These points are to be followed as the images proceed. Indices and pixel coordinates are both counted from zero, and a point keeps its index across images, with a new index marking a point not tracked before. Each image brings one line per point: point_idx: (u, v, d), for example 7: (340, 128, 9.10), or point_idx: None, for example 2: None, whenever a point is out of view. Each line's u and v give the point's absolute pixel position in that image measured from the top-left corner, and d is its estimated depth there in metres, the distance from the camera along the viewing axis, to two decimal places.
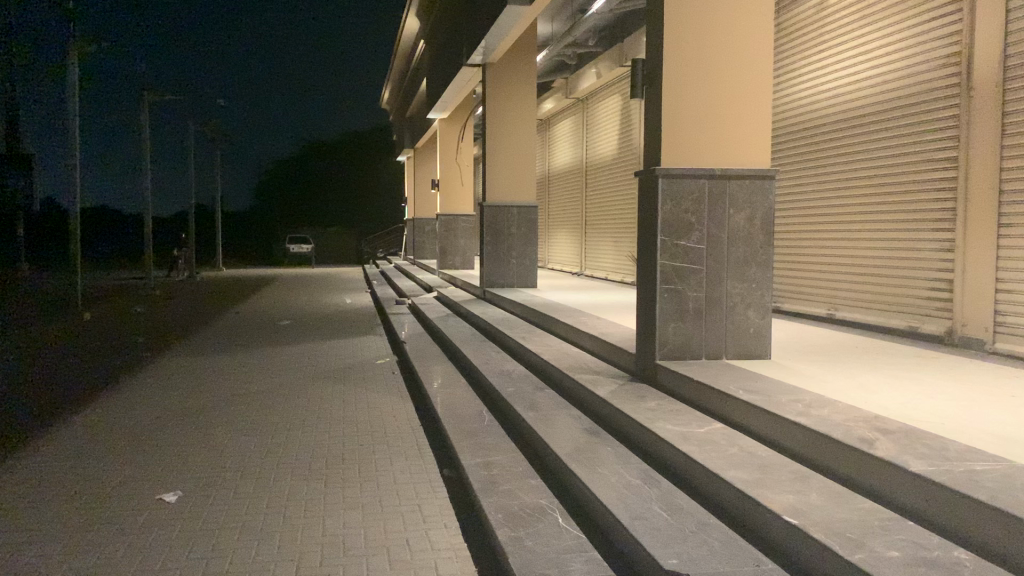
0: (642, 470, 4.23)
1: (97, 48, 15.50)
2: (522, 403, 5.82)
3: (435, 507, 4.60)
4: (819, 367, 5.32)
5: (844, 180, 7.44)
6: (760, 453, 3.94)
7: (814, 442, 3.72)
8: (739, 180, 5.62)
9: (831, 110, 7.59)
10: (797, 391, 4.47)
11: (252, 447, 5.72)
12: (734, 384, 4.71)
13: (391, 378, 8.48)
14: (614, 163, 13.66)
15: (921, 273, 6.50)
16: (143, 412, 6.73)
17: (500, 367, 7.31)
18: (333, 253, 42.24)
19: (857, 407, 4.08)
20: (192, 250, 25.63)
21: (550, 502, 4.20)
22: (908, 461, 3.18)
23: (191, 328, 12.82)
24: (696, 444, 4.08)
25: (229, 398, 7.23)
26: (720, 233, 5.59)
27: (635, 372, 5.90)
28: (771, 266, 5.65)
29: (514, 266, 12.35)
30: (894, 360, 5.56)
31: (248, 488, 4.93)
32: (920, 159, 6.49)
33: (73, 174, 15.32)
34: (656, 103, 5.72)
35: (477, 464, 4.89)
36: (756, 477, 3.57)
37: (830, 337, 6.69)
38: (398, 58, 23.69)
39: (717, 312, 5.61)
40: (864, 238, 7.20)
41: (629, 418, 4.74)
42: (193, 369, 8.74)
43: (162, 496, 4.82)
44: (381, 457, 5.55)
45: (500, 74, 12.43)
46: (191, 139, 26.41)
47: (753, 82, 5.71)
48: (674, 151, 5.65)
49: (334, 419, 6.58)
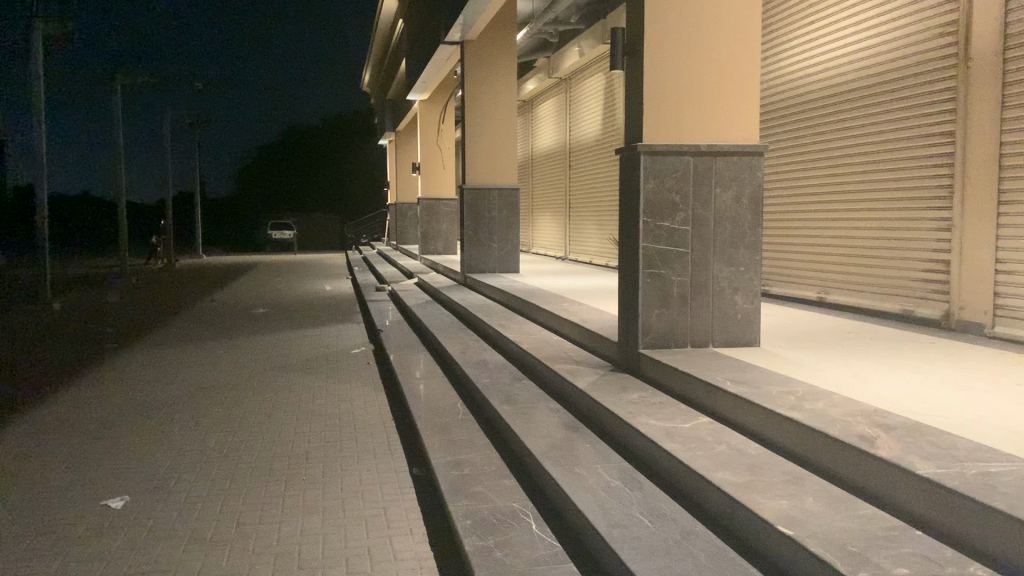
0: (623, 469, 3.92)
1: (61, 27, 14.90)
2: (497, 396, 5.49)
3: (401, 511, 4.28)
4: (812, 355, 5.01)
5: (835, 159, 7.12)
6: (750, 450, 3.63)
7: (808, 440, 3.42)
8: (726, 156, 5.26)
9: (821, 84, 7.27)
10: (789, 382, 4.17)
11: (210, 446, 5.38)
12: (722, 374, 4.40)
13: (366, 369, 8.14)
14: (598, 144, 13.29)
15: (917, 254, 6.21)
16: (96, 410, 6.33)
17: (477, 357, 6.97)
18: (316, 239, 41.72)
19: (853, 400, 3.78)
20: (169, 238, 25.06)
21: (523, 506, 3.88)
22: (915, 463, 2.88)
23: (162, 318, 12.37)
24: (680, 441, 3.77)
25: (190, 394, 6.85)
26: (706, 212, 5.26)
27: (617, 362, 5.57)
28: (760, 248, 5.32)
29: (497, 251, 11.90)
30: (891, 347, 5.26)
31: (202, 491, 4.60)
32: (915, 134, 6.18)
33: (41, 161, 14.80)
34: (637, 76, 5.37)
35: (447, 463, 4.56)
36: (745, 480, 3.26)
37: (823, 322, 6.37)
38: (377, 39, 23.22)
39: (704, 297, 5.29)
40: (856, 217, 6.90)
41: (609, 411, 4.43)
42: (156, 363, 8.33)
43: (106, 502, 4.46)
44: (347, 455, 5.22)
45: (479, 50, 12.00)
46: (168, 124, 25.79)
47: (741, 53, 5.37)
48: (657, 127, 5.29)
49: (302, 414, 6.24)
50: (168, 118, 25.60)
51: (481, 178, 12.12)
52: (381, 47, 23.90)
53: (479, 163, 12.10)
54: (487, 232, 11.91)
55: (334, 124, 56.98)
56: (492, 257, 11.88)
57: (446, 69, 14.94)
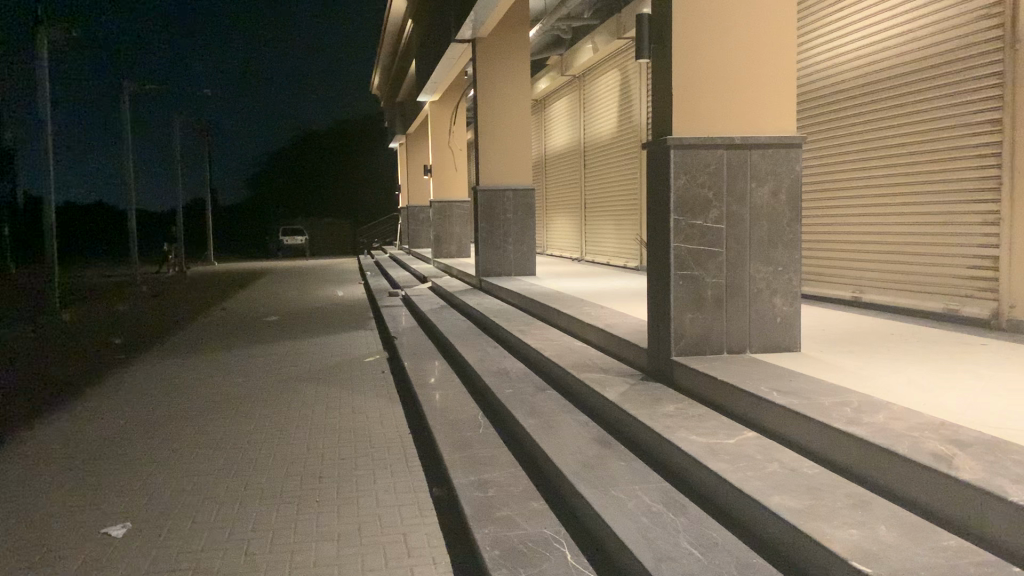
0: (664, 491, 3.59)
1: (64, 33, 14.66)
2: (520, 408, 5.17)
3: (422, 537, 3.97)
4: (859, 360, 4.67)
5: (870, 150, 6.80)
6: (805, 470, 3.30)
7: (872, 458, 3.09)
8: (762, 148, 4.92)
9: (853, 72, 6.96)
10: (840, 392, 3.83)
11: (218, 467, 5.10)
12: (765, 384, 4.06)
13: (380, 379, 7.83)
14: (614, 142, 12.96)
15: (961, 251, 5.87)
16: (98, 429, 6.04)
17: (496, 365, 6.66)
18: (329, 244, 41.54)
19: (917, 413, 3.44)
20: (181, 246, 24.85)
21: (556, 532, 3.56)
22: (1007, 488, 2.54)
23: (172, 327, 12.09)
24: (727, 460, 3.44)
25: (196, 410, 6.55)
26: (741, 209, 4.93)
27: (648, 370, 5.24)
28: (799, 245, 4.98)
29: (512, 254, 11.59)
30: (942, 350, 4.91)
31: (208, 517, 4.30)
32: (957, 121, 5.83)
33: (48, 169, 14.55)
34: (665, 67, 5.04)
35: (470, 483, 4.24)
36: (807, 505, 2.93)
37: (864, 324, 6.02)
38: (386, 41, 22.95)
39: (740, 299, 4.96)
40: (892, 211, 6.57)
41: (644, 425, 4.09)
42: (162, 376, 8.02)
43: (107, 529, 4.17)
44: (362, 474, 4.93)
45: (491, 48, 11.68)
46: (177, 132, 25.54)
47: (776, 40, 5.02)
48: (689, 120, 4.95)
49: (314, 429, 5.95)
50: (177, 126, 25.40)
51: (495, 179, 11.80)
52: (389, 49, 23.62)
53: (493, 164, 11.79)
54: (502, 234, 11.59)
55: (345, 129, 56.84)
56: (508, 261, 11.56)
57: (457, 69, 14.62)
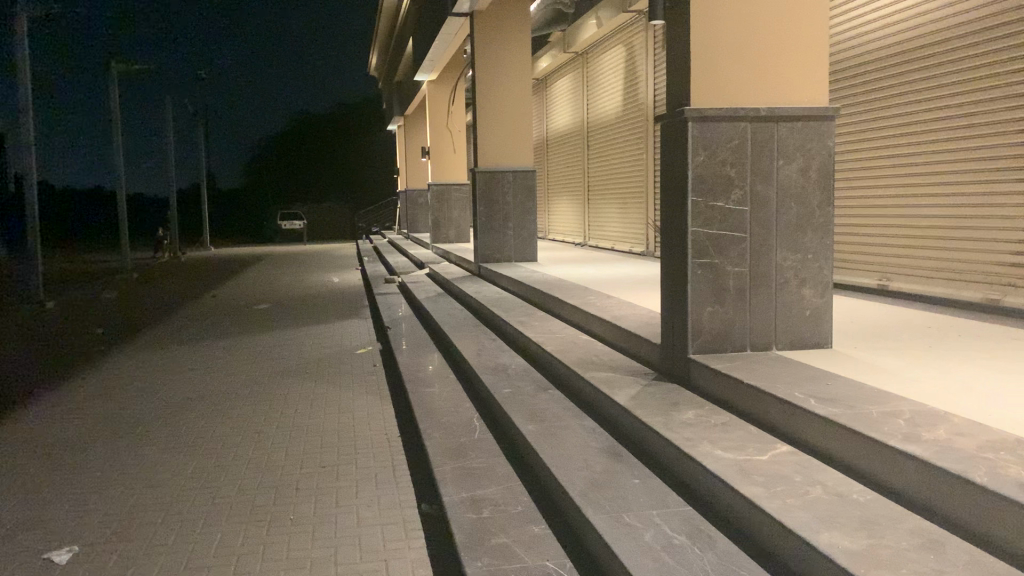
0: (686, 518, 3.08)
1: (43, 10, 14.00)
2: (519, 411, 4.66)
3: (408, 563, 3.48)
4: (902, 359, 4.13)
5: (899, 126, 6.30)
6: (856, 496, 2.79)
7: (940, 485, 2.57)
8: (791, 121, 4.39)
9: (883, 42, 6.45)
10: (889, 399, 3.32)
11: (183, 481, 4.59)
12: (800, 390, 3.54)
13: (371, 374, 7.32)
14: (620, 122, 12.38)
15: (1002, 235, 5.36)
16: (53, 437, 5.49)
17: (494, 360, 6.14)
18: (327, 229, 40.83)
19: (983, 427, 2.92)
20: (174, 231, 24.19)
21: (560, 566, 3.05)
22: None
23: (157, 317, 11.52)
24: (762, 483, 2.93)
25: (164, 414, 6.02)
26: (766, 189, 4.40)
27: (662, 369, 4.72)
28: (832, 230, 4.44)
29: (513, 238, 11.05)
30: (993, 346, 4.38)
31: (167, 540, 3.79)
32: (1001, 94, 5.31)
33: (28, 152, 13.97)
34: (681, 36, 4.50)
35: (462, 502, 3.72)
36: (864, 546, 2.42)
37: (897, 315, 5.49)
38: (382, 21, 22.26)
39: (765, 291, 4.43)
40: (924, 192, 6.06)
41: (661, 437, 3.59)
42: (136, 374, 7.46)
43: (49, 555, 3.64)
44: (342, 487, 4.43)
45: (489, 22, 11.07)
46: (169, 115, 24.80)
47: (804, 7, 4.48)
48: (711, 93, 4.39)
49: (294, 434, 5.44)
50: (169, 110, 24.68)
51: (495, 161, 11.24)
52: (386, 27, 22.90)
53: (494, 145, 11.19)
54: (502, 218, 11.04)
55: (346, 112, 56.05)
56: (508, 246, 11.02)
57: (457, 46, 14.01)
